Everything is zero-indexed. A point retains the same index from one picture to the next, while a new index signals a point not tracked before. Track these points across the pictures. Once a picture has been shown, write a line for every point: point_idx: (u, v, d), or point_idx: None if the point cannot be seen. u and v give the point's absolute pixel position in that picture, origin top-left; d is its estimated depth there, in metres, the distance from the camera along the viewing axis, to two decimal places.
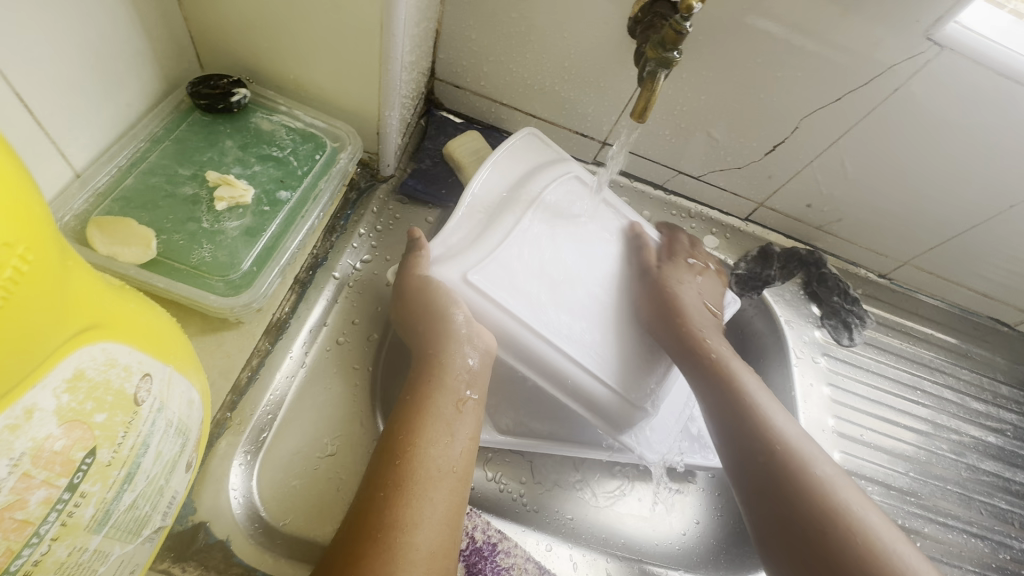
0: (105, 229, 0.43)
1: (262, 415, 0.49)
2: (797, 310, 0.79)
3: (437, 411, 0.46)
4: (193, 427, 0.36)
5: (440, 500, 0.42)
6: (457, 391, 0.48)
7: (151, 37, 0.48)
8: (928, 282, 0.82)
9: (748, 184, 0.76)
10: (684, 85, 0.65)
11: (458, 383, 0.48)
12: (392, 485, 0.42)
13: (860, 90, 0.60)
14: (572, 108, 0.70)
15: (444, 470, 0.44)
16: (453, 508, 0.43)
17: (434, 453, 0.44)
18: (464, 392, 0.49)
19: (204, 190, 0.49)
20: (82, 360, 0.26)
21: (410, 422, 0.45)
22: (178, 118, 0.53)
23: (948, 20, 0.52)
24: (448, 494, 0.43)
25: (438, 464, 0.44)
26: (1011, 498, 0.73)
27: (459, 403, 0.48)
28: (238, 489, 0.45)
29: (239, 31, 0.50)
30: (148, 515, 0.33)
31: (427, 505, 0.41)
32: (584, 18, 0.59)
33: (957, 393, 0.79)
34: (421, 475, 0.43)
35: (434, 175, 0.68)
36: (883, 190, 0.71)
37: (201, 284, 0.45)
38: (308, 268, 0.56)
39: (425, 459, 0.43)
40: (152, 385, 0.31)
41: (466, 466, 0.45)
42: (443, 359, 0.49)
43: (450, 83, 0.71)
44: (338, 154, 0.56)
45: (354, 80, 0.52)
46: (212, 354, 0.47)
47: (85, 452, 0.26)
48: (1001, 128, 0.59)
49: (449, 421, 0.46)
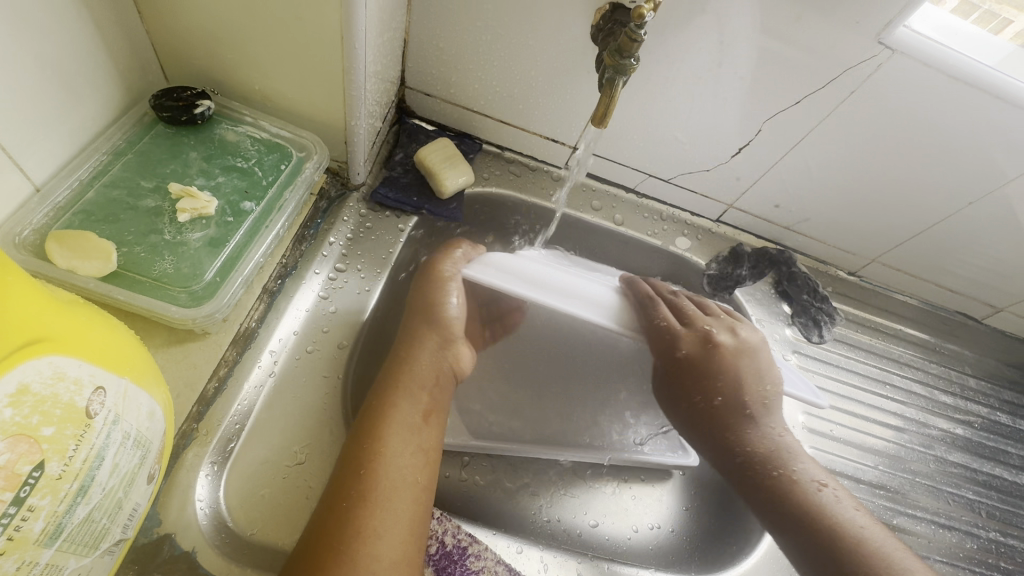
0: (63, 243, 0.43)
1: (230, 425, 0.49)
2: (769, 309, 0.81)
3: (400, 424, 0.47)
4: (155, 438, 0.37)
5: (401, 512, 0.43)
6: (421, 405, 0.49)
7: (112, 51, 0.48)
8: (897, 279, 0.84)
9: (717, 186, 0.78)
10: (650, 89, 0.66)
11: (421, 397, 0.50)
12: (355, 497, 0.42)
13: (818, 93, 0.62)
14: (541, 114, 0.71)
15: (407, 481, 0.45)
16: (415, 519, 0.44)
17: (396, 465, 0.45)
18: (427, 405, 0.50)
19: (166, 202, 0.49)
20: (25, 375, 0.26)
21: (373, 435, 0.46)
22: (141, 131, 0.53)
23: (896, 25, 0.54)
24: (411, 504, 0.44)
25: (402, 475, 0.44)
26: (978, 488, 0.75)
27: (422, 416, 0.49)
28: (204, 500, 0.45)
29: (201, 43, 0.50)
30: (107, 528, 0.33)
31: (389, 517, 0.42)
32: (548, 26, 0.60)
33: (926, 387, 0.81)
34: (384, 486, 0.43)
35: (404, 183, 0.68)
36: (846, 190, 0.73)
37: (163, 296, 0.45)
38: (277, 277, 0.56)
39: (389, 470, 0.44)
40: (106, 397, 0.31)
41: (429, 477, 0.46)
42: (415, 369, 0.51)
43: (421, 90, 0.72)
44: (305, 164, 0.57)
45: (318, 90, 0.53)
46: (178, 365, 0.47)
47: (32, 466, 0.27)
48: (955, 128, 0.61)
49: (412, 434, 0.47)
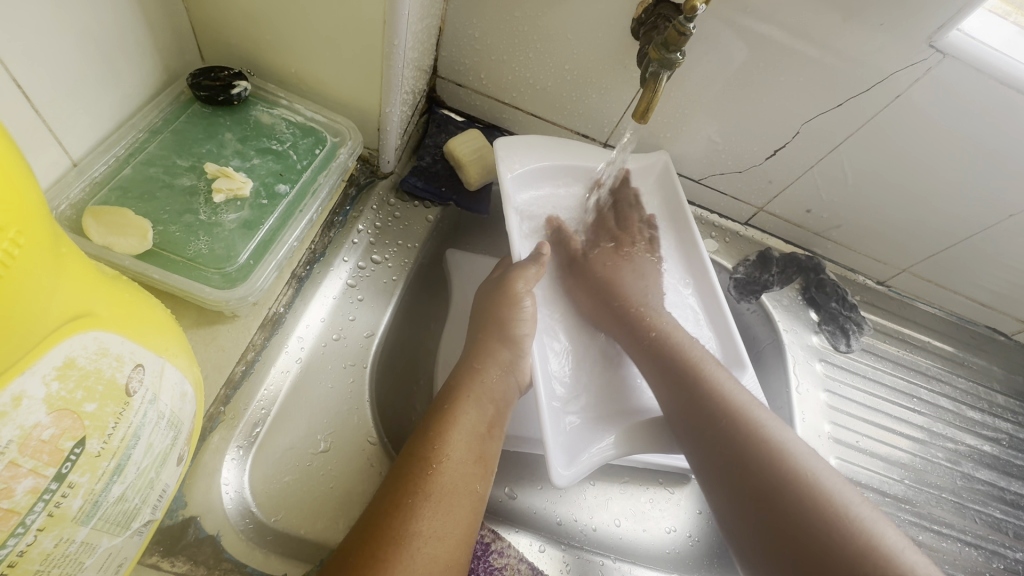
0: (101, 219, 0.42)
1: (256, 409, 0.48)
2: (796, 316, 0.79)
3: (460, 429, 0.48)
4: (186, 420, 0.36)
5: (456, 515, 0.44)
6: (486, 415, 0.50)
7: (152, 28, 0.48)
8: (927, 290, 0.82)
9: (747, 188, 0.76)
10: (686, 87, 0.65)
11: (487, 407, 0.51)
12: (419, 495, 0.43)
13: (862, 96, 0.60)
14: (574, 107, 0.69)
15: (467, 488, 0.45)
16: (468, 525, 0.44)
17: (458, 470, 0.46)
18: (490, 415, 0.51)
19: (202, 182, 0.48)
20: (72, 349, 0.26)
21: (437, 435, 0.47)
22: (177, 110, 0.52)
23: (950, 27, 0.52)
24: (471, 511, 0.45)
25: (463, 481, 0.45)
26: (1005, 507, 0.73)
27: (487, 427, 0.50)
28: (230, 484, 0.45)
29: (241, 23, 0.50)
30: (138, 507, 0.33)
31: (444, 518, 0.43)
32: (587, 19, 0.59)
33: (954, 402, 0.79)
34: (447, 490, 0.44)
35: (433, 172, 0.67)
36: (881, 197, 0.71)
37: (196, 276, 0.44)
38: (306, 263, 0.55)
39: (453, 476, 0.45)
40: (145, 375, 0.31)
41: (486, 486, 0.47)
42: (483, 378, 0.52)
43: (452, 80, 0.71)
44: (338, 149, 0.56)
45: (355, 75, 0.52)
46: (207, 347, 0.47)
47: (74, 442, 0.26)
48: (1001, 137, 0.59)
49: (473, 443, 0.48)
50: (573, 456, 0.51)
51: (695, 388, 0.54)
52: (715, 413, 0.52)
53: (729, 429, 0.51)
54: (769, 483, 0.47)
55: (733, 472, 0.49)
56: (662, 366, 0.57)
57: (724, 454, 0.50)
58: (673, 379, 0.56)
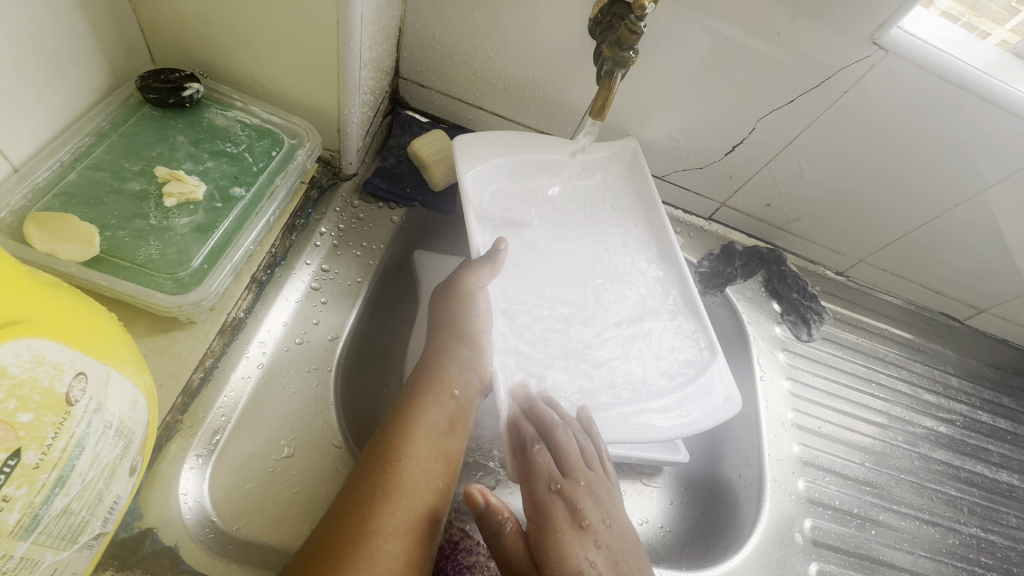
0: (42, 225, 0.41)
1: (216, 417, 0.48)
2: (759, 307, 0.81)
3: (423, 427, 0.48)
4: (137, 429, 0.35)
5: (419, 514, 0.44)
6: (450, 413, 0.50)
7: (97, 29, 0.46)
8: (884, 279, 0.85)
9: (709, 183, 0.78)
10: (645, 85, 0.66)
11: (451, 406, 0.51)
12: (380, 493, 0.43)
13: (813, 91, 0.62)
14: (537, 105, 0.70)
15: (430, 486, 0.45)
16: (431, 523, 0.44)
17: (421, 469, 0.46)
18: (455, 414, 0.51)
19: (152, 186, 0.47)
20: (2, 358, 0.25)
21: (399, 434, 0.47)
22: (126, 113, 0.51)
23: (891, 25, 0.54)
24: (433, 509, 0.45)
25: (426, 479, 0.45)
26: (960, 485, 0.76)
27: (450, 425, 0.50)
28: (189, 493, 0.44)
29: (190, 22, 0.49)
30: (87, 520, 0.32)
31: (405, 516, 0.43)
32: (545, 18, 0.60)
33: (910, 386, 0.82)
34: (412, 488, 0.44)
35: (397, 174, 0.67)
36: (836, 189, 0.73)
37: (148, 282, 0.43)
38: (267, 267, 0.55)
39: (416, 473, 0.45)
40: (88, 384, 0.30)
41: (449, 483, 0.47)
42: (441, 375, 0.52)
43: (414, 81, 0.71)
44: (296, 151, 0.55)
45: (312, 76, 0.51)
46: (162, 354, 0.46)
47: (7, 454, 0.25)
48: (945, 128, 0.62)
49: (437, 443, 0.48)
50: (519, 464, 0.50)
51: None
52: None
53: None
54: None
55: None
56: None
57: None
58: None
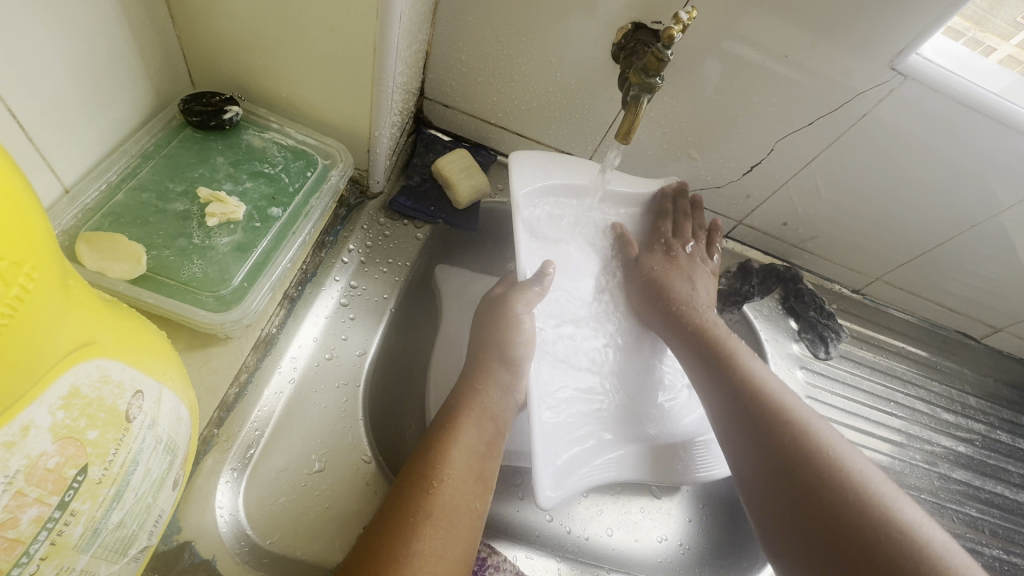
0: (94, 245, 0.43)
1: (250, 431, 0.49)
2: (776, 325, 0.82)
3: (462, 446, 0.49)
4: (182, 444, 0.36)
5: (458, 533, 0.45)
6: (487, 432, 0.51)
7: (144, 55, 0.48)
8: (900, 298, 0.85)
9: (726, 202, 0.79)
10: (666, 107, 0.67)
11: (488, 425, 0.52)
12: (420, 512, 0.44)
13: (833, 114, 0.63)
14: (559, 126, 0.71)
15: (467, 506, 0.46)
16: (469, 543, 0.45)
17: (458, 488, 0.47)
18: (491, 434, 0.52)
19: (194, 206, 0.49)
20: (77, 378, 0.26)
21: (438, 453, 0.48)
22: (169, 135, 0.53)
23: (910, 51, 0.56)
24: (471, 529, 0.46)
25: (463, 499, 0.46)
26: (981, 506, 0.76)
27: (488, 443, 0.51)
28: (224, 507, 0.45)
29: (232, 49, 0.51)
30: (135, 534, 0.33)
31: (446, 535, 0.44)
32: (569, 44, 0.62)
33: (928, 405, 0.82)
34: (449, 507, 0.45)
35: (422, 192, 0.69)
36: (854, 210, 0.74)
37: (191, 300, 0.44)
38: (298, 283, 0.56)
39: (453, 493, 0.46)
40: (143, 401, 0.31)
41: (485, 503, 0.48)
42: (482, 397, 0.53)
43: (439, 101, 0.73)
44: (330, 172, 0.57)
45: (346, 100, 0.53)
46: (200, 370, 0.47)
47: (77, 470, 0.26)
48: (963, 150, 0.63)
49: (475, 462, 0.49)
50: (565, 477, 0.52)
51: (805, 450, 0.51)
52: (782, 428, 0.53)
53: (753, 396, 0.56)
54: (881, 549, 0.44)
55: (770, 484, 0.51)
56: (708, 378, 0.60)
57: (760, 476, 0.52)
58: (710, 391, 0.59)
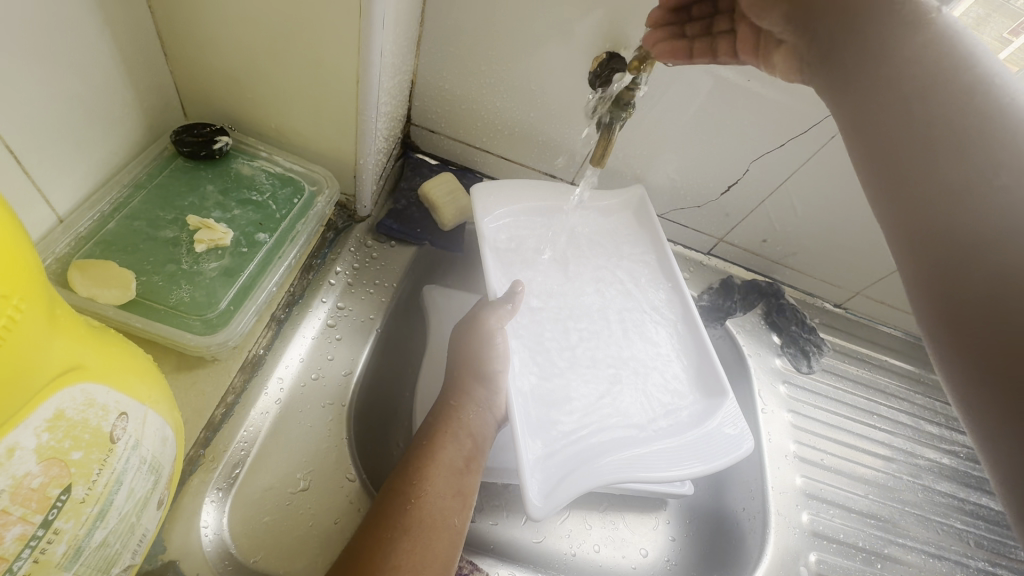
0: (85, 272, 0.45)
1: (235, 451, 0.50)
2: (759, 339, 0.84)
3: (440, 463, 0.50)
4: (166, 463, 0.37)
5: (438, 548, 0.46)
6: (466, 449, 0.52)
7: (137, 90, 0.51)
8: (881, 311, 0.87)
9: (707, 220, 0.81)
10: (644, 130, 0.70)
11: (466, 440, 0.53)
12: (399, 528, 0.45)
13: (802, 135, 0.66)
14: (541, 150, 0.74)
15: (447, 522, 0.47)
16: (448, 558, 0.46)
17: (437, 503, 0.48)
18: (470, 449, 0.53)
19: (184, 234, 0.51)
20: (62, 402, 0.28)
21: (418, 470, 0.49)
22: (161, 165, 0.55)
23: None
24: (449, 544, 0.46)
25: (443, 515, 0.47)
26: (966, 518, 0.76)
27: (467, 459, 0.52)
28: (209, 527, 0.46)
29: (222, 81, 0.53)
30: (118, 553, 0.34)
31: (425, 550, 0.45)
32: (548, 71, 0.64)
33: (912, 418, 0.83)
34: (428, 524, 0.46)
35: (408, 214, 0.71)
36: (831, 226, 0.76)
37: (178, 323, 0.46)
38: (285, 305, 0.58)
39: (433, 509, 0.47)
40: (128, 423, 0.33)
41: (465, 519, 0.49)
42: (462, 413, 0.55)
43: (425, 127, 0.75)
44: (317, 198, 0.59)
45: (330, 128, 0.55)
46: (188, 391, 0.49)
47: (60, 489, 0.28)
48: None
49: (452, 479, 0.50)
50: (555, 485, 0.48)
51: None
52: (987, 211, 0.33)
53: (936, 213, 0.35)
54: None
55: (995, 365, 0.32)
56: (874, 142, 0.39)
57: (982, 382, 0.32)
58: (934, 256, 0.35)
